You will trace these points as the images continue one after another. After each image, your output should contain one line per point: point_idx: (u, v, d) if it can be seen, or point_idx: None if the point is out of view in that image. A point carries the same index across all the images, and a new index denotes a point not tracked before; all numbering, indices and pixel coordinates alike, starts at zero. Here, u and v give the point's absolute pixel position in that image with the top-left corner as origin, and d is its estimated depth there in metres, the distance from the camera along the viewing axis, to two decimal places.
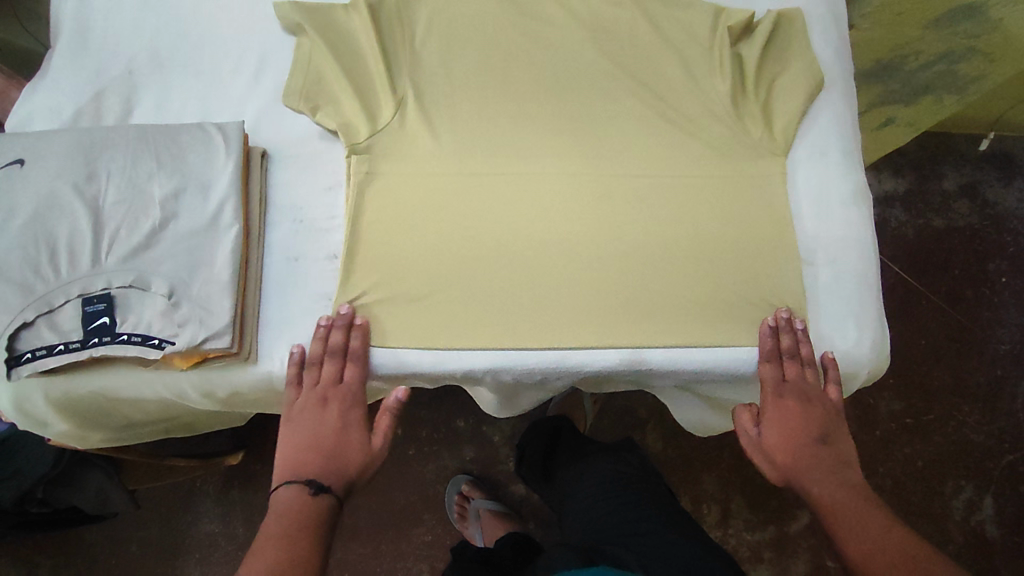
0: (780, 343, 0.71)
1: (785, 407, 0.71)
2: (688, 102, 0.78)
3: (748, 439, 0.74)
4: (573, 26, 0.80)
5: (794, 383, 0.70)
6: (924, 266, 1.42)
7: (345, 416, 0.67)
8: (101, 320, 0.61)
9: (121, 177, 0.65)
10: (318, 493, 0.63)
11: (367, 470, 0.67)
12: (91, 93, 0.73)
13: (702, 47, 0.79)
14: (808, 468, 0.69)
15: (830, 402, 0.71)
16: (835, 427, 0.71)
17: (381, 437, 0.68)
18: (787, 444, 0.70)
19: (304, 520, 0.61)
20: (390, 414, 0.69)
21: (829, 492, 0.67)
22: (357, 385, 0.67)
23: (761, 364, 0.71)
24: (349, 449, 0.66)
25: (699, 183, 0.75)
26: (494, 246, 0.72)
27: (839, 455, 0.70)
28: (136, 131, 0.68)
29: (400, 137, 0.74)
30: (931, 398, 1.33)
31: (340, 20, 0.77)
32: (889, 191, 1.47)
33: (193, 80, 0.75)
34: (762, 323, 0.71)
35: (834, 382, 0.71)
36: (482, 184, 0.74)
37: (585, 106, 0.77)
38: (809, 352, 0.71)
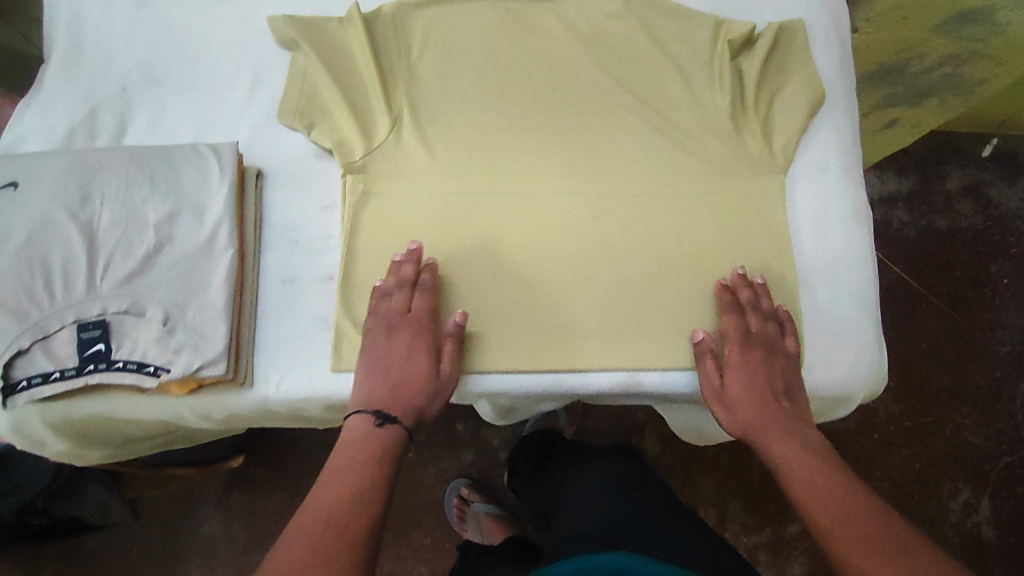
0: (739, 297, 0.71)
1: (749, 359, 0.68)
2: (687, 119, 0.77)
3: (709, 388, 0.69)
4: (572, 38, 0.78)
5: (758, 334, 0.69)
6: (926, 268, 1.41)
7: (412, 343, 0.66)
8: (96, 347, 0.62)
9: (116, 201, 0.65)
10: (385, 422, 0.62)
11: (435, 399, 0.65)
12: (85, 110, 0.71)
13: (703, 61, 0.78)
14: (769, 424, 0.66)
15: (790, 356, 0.70)
16: (796, 382, 0.69)
17: (449, 363, 0.66)
18: (749, 396, 0.67)
19: (372, 450, 0.60)
20: (453, 339, 0.67)
21: (790, 451, 0.64)
22: (425, 315, 0.67)
23: (724, 314, 0.70)
24: (415, 375, 0.65)
25: (698, 200, 0.75)
26: (491, 265, 0.71)
27: (798, 411, 0.68)
28: (129, 152, 0.67)
29: (396, 154, 0.73)
30: (930, 401, 1.33)
31: (333, 34, 0.75)
32: (891, 193, 1.46)
33: (187, 96, 0.73)
34: (716, 284, 0.72)
35: (792, 334, 0.71)
36: (480, 201, 0.73)
37: (584, 122, 0.76)
38: (768, 304, 0.71)
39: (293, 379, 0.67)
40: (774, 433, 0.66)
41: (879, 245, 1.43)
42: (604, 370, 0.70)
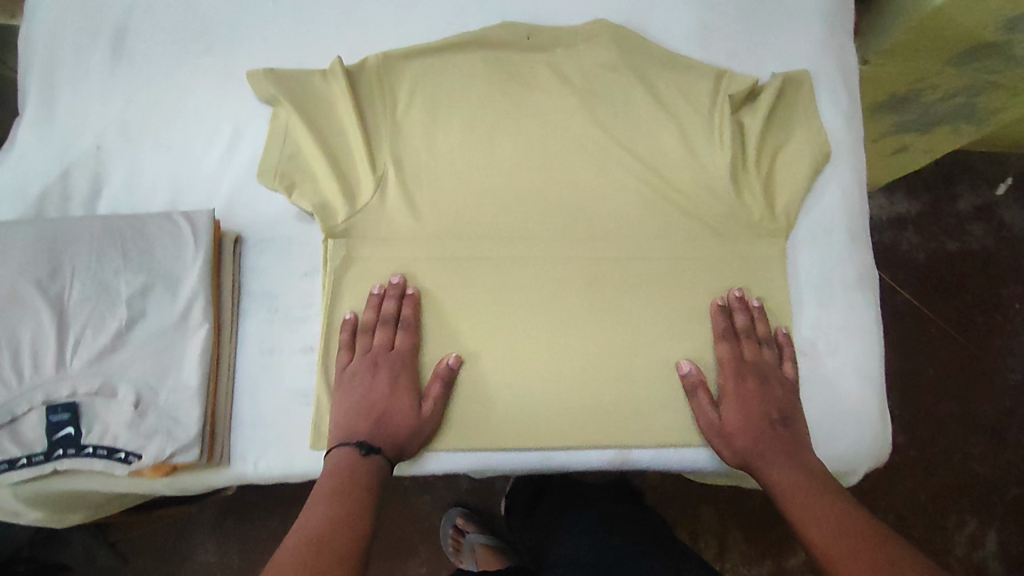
0: (734, 323, 0.71)
1: (744, 387, 0.68)
2: (685, 177, 0.73)
3: (706, 422, 0.67)
4: (565, 91, 0.74)
5: (752, 362, 0.69)
6: (935, 293, 1.37)
7: (394, 380, 0.66)
8: (65, 431, 0.60)
9: (87, 274, 0.62)
10: (367, 455, 0.62)
11: (414, 439, 0.65)
12: (57, 171, 0.68)
13: (702, 116, 0.74)
14: (768, 452, 0.65)
15: (788, 381, 0.69)
16: (795, 408, 0.68)
17: (431, 404, 0.66)
18: (746, 426, 0.66)
19: (359, 478, 0.60)
20: (441, 381, 0.66)
21: (790, 476, 0.63)
22: (407, 354, 0.67)
23: (718, 341, 0.70)
24: (396, 413, 0.65)
25: (694, 265, 0.72)
26: (480, 332, 0.69)
27: (798, 437, 0.66)
28: (100, 222, 0.64)
29: (381, 216, 0.70)
30: (937, 431, 1.29)
31: (314, 88, 0.72)
32: (901, 214, 1.41)
33: (164, 155, 0.70)
34: (712, 305, 0.71)
35: (790, 359, 0.70)
36: (468, 266, 0.70)
37: (577, 181, 0.73)
38: (764, 329, 0.70)
39: (272, 457, 0.66)
40: (772, 460, 0.64)
41: (888, 269, 1.38)
42: (595, 445, 0.69)
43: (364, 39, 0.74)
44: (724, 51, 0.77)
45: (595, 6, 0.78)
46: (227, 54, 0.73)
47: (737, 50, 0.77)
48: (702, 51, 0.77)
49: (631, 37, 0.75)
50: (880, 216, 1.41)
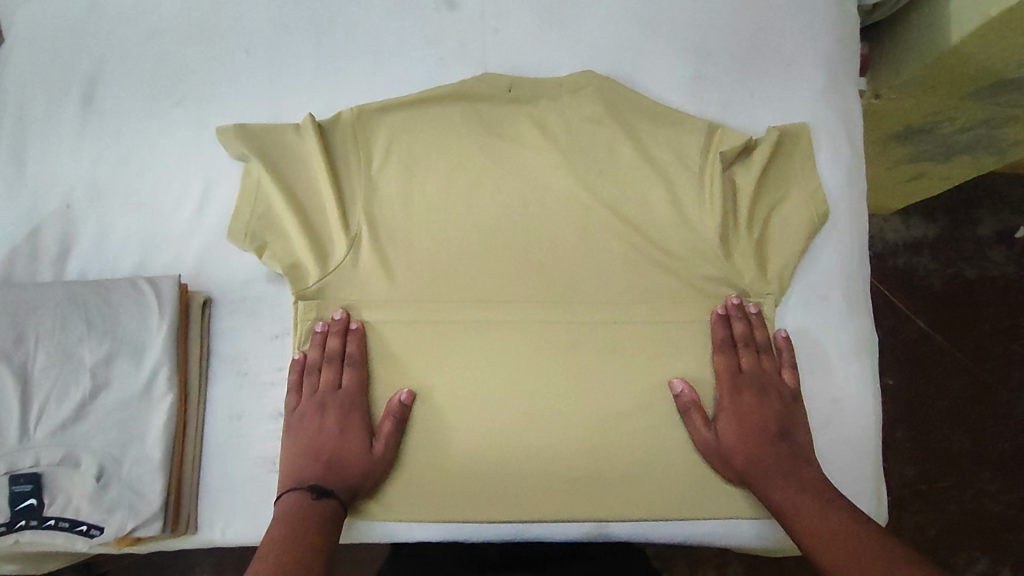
0: (731, 332, 0.68)
1: (741, 402, 0.66)
2: (671, 237, 0.70)
3: (703, 443, 0.65)
4: (547, 146, 0.72)
5: (750, 374, 0.67)
6: (949, 321, 1.22)
7: (345, 421, 0.65)
8: (27, 502, 0.59)
9: (51, 342, 0.62)
10: (320, 498, 0.61)
11: (368, 479, 0.64)
12: (27, 230, 0.69)
13: (689, 173, 0.71)
14: (769, 470, 0.63)
15: (787, 392, 0.66)
16: (794, 420, 0.65)
17: (383, 444, 0.64)
18: (746, 444, 0.64)
19: (308, 523, 0.59)
20: (393, 418, 0.65)
21: (790, 497, 0.61)
22: (355, 391, 0.66)
23: (715, 353, 0.67)
24: (348, 453, 0.64)
25: (679, 329, 0.69)
26: (450, 401, 0.67)
27: (798, 450, 0.64)
28: (64, 288, 0.63)
29: (353, 278, 0.69)
30: (948, 465, 1.16)
31: (291, 142, 0.71)
32: (916, 238, 1.26)
33: (135, 213, 0.70)
34: (711, 314, 0.68)
35: (790, 367, 0.67)
36: (440, 327, 0.68)
37: (557, 240, 0.71)
38: (763, 336, 0.68)
39: (237, 527, 0.63)
40: (773, 477, 0.62)
41: (897, 296, 1.24)
42: (571, 519, 0.66)
43: (341, 91, 0.74)
44: (716, 103, 0.74)
45: (581, 54, 0.75)
46: (196, 105, 0.72)
47: (730, 102, 0.74)
48: (693, 103, 0.74)
49: (616, 88, 0.73)
50: (893, 238, 1.27)
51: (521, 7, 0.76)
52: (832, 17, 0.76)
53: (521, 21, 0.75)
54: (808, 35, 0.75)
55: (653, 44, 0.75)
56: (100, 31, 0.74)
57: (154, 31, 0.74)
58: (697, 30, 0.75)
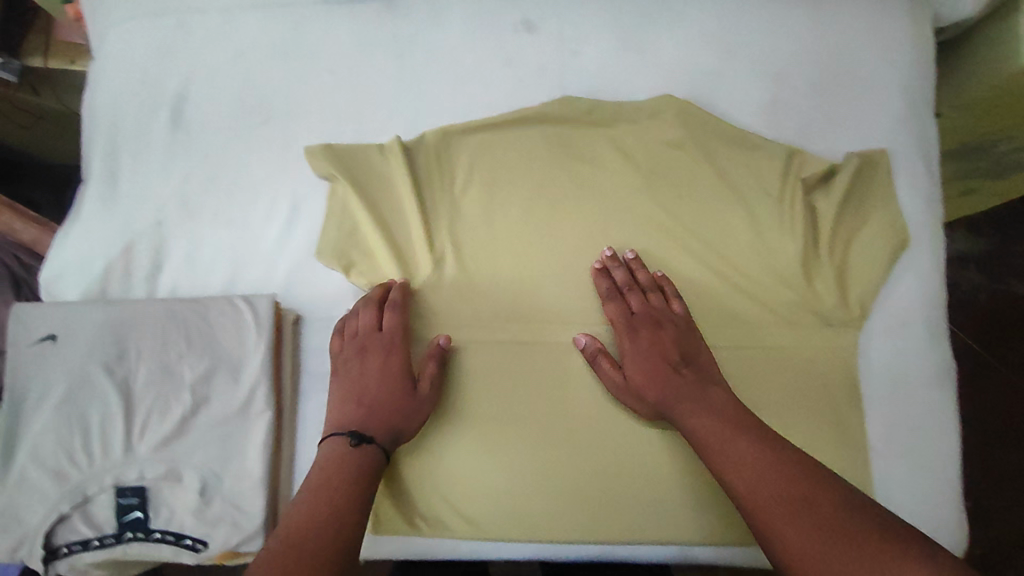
0: (615, 280, 0.69)
1: (638, 340, 0.66)
2: (749, 261, 0.72)
3: (614, 386, 0.66)
4: (628, 169, 0.73)
5: (641, 312, 0.67)
6: (1004, 337, 1.20)
7: (384, 362, 0.65)
8: (133, 515, 0.61)
9: (152, 359, 0.64)
10: (361, 445, 0.61)
11: (412, 419, 0.64)
12: (121, 246, 0.70)
13: (769, 199, 0.72)
14: (677, 399, 0.61)
15: (678, 319, 0.67)
16: (690, 346, 0.65)
17: (427, 384, 0.65)
18: (652, 380, 0.63)
19: (352, 474, 0.59)
20: (435, 358, 0.66)
21: (702, 422, 0.59)
22: (395, 333, 0.66)
23: (606, 304, 0.68)
24: (390, 393, 0.64)
25: (758, 353, 0.70)
26: (538, 425, 0.68)
27: (701, 375, 0.63)
28: (163, 306, 0.65)
29: (439, 298, 0.70)
30: (1005, 482, 1.13)
31: (377, 164, 0.72)
32: (963, 253, 1.26)
33: (224, 230, 0.71)
34: (591, 271, 0.70)
35: (676, 296, 0.68)
36: (522, 347, 0.70)
37: (616, 250, 0.71)
38: (645, 277, 0.69)
39: None
40: (683, 408, 0.61)
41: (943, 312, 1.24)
42: (657, 542, 0.66)
43: (424, 112, 0.74)
44: (795, 127, 0.74)
45: (660, 76, 0.75)
46: (284, 124, 0.73)
47: (809, 126, 0.74)
48: (772, 127, 0.74)
49: (698, 112, 0.73)
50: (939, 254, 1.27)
51: (600, 30, 0.76)
52: (914, 41, 0.75)
53: (600, 41, 0.75)
54: (886, 59, 0.75)
55: (731, 68, 0.75)
56: (188, 52, 0.75)
57: (240, 51, 0.75)
58: (777, 53, 0.75)
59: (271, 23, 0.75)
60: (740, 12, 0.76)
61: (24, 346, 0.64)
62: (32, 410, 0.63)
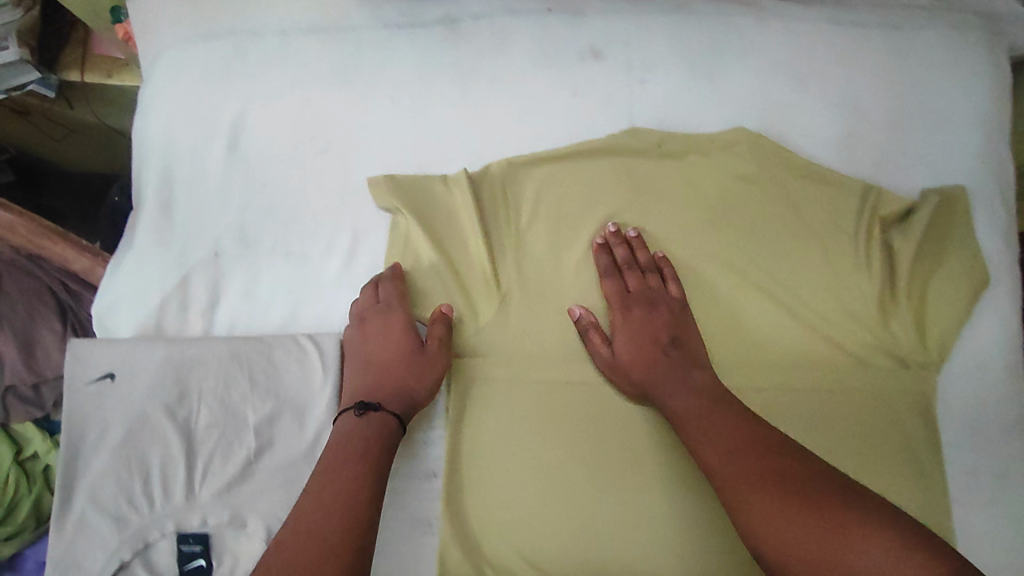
0: (615, 258, 0.69)
1: (631, 319, 0.66)
2: (822, 301, 0.70)
3: (602, 361, 0.66)
4: (698, 204, 0.71)
5: (636, 292, 0.67)
6: None
7: (385, 327, 0.64)
8: (196, 563, 0.59)
9: (214, 400, 0.62)
10: (368, 414, 0.59)
11: (425, 379, 0.62)
12: (178, 278, 0.68)
13: (845, 236, 0.70)
14: (661, 378, 0.62)
15: (673, 302, 0.67)
16: (681, 330, 0.66)
17: (434, 343, 0.63)
18: (639, 359, 0.64)
19: (366, 445, 0.56)
20: (440, 322, 0.65)
21: (681, 402, 0.60)
22: (393, 301, 0.65)
23: (602, 280, 0.68)
24: (396, 359, 0.62)
25: (833, 396, 0.68)
26: (615, 468, 0.65)
27: (689, 358, 0.64)
28: (226, 345, 0.63)
29: (505, 336, 0.68)
30: None
31: (440, 197, 0.70)
32: None
33: (283, 263, 0.69)
34: (591, 246, 0.70)
35: (674, 279, 0.69)
36: (592, 388, 0.67)
37: (620, 225, 0.71)
38: (645, 257, 0.69)
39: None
40: (666, 386, 0.62)
41: None
42: None
43: (488, 143, 0.72)
44: (869, 163, 0.72)
45: (731, 108, 0.73)
46: (344, 153, 0.71)
47: (884, 161, 0.72)
48: (847, 162, 0.72)
49: (771, 146, 0.71)
50: None
51: (669, 59, 0.74)
52: (992, 74, 0.73)
53: (669, 72, 0.73)
54: (963, 94, 0.73)
55: (804, 100, 0.73)
56: (243, 75, 0.72)
57: (297, 76, 0.72)
58: (851, 86, 0.73)
59: (330, 47, 0.73)
60: (814, 42, 0.74)
61: (82, 386, 0.62)
62: (89, 452, 0.61)
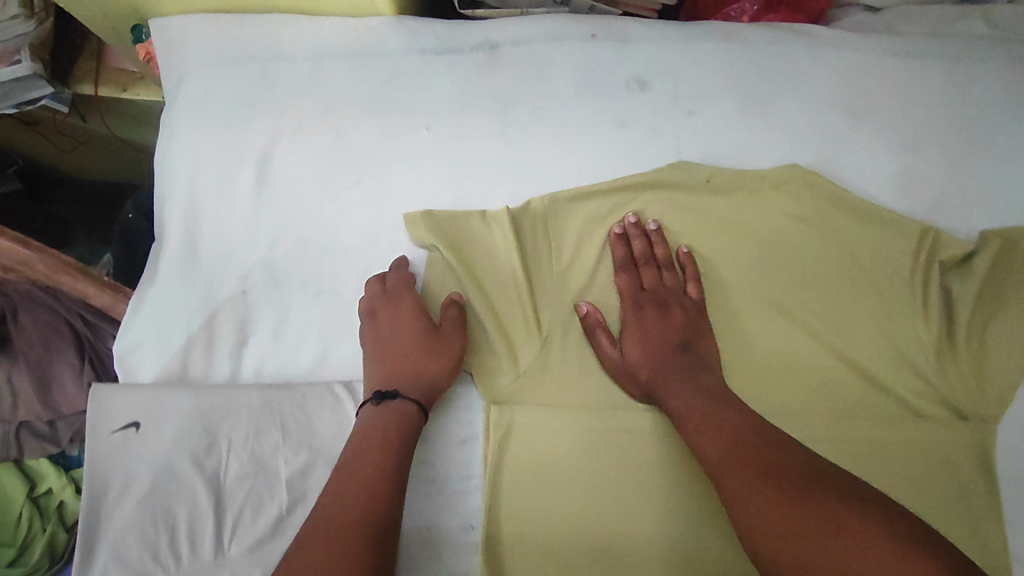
0: (633, 250, 0.68)
1: (644, 318, 0.65)
2: (872, 349, 0.67)
3: (610, 363, 0.64)
4: (745, 243, 0.68)
5: (651, 291, 0.66)
6: None
7: (396, 313, 0.63)
8: None
9: (243, 451, 0.59)
10: (387, 402, 0.58)
11: (440, 361, 0.61)
12: (204, 317, 0.65)
13: (899, 279, 0.67)
14: (669, 378, 0.60)
15: (689, 305, 0.66)
16: (695, 333, 0.64)
17: (449, 327, 0.62)
18: (648, 360, 0.63)
19: (386, 434, 0.56)
20: (453, 306, 0.64)
21: (686, 398, 0.58)
22: (402, 289, 0.64)
23: (619, 273, 0.67)
24: (409, 344, 0.61)
25: (888, 450, 0.64)
26: (666, 529, 0.61)
27: (700, 362, 0.62)
28: (258, 394, 0.61)
29: (545, 382, 0.65)
30: None
31: (477, 234, 0.67)
32: None
33: (313, 302, 0.66)
34: (609, 233, 0.68)
35: (693, 279, 0.67)
36: (637, 437, 0.64)
37: (641, 216, 0.68)
38: (664, 253, 0.67)
39: None
40: (672, 384, 0.60)
41: None
42: None
43: (527, 176, 0.69)
44: (927, 201, 0.68)
45: (784, 141, 0.69)
46: (377, 186, 0.68)
47: (942, 200, 0.68)
48: (904, 200, 0.68)
49: (825, 183, 0.67)
50: None
51: (719, 90, 0.70)
52: None
53: (717, 103, 0.70)
54: None
55: (860, 133, 0.69)
56: (273, 103, 0.69)
57: (328, 104, 0.69)
58: (908, 120, 0.69)
59: (363, 74, 0.70)
60: (871, 73, 0.70)
61: (105, 434, 0.59)
62: (111, 505, 0.57)
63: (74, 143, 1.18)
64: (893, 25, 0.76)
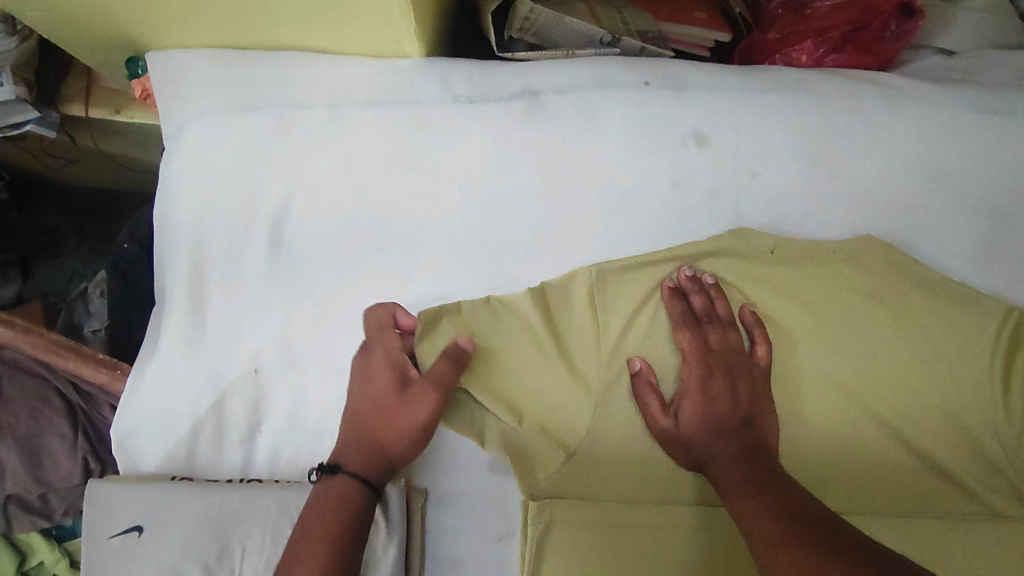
0: (692, 306, 0.59)
1: (709, 386, 0.56)
2: (955, 442, 0.58)
3: (662, 431, 0.56)
4: (815, 318, 0.60)
5: (718, 352, 0.57)
6: None
7: (369, 368, 0.56)
8: None
9: (259, 559, 0.53)
10: (330, 476, 0.53)
11: (408, 434, 0.54)
12: (213, 399, 0.59)
13: (982, 364, 0.59)
14: (733, 457, 0.52)
15: (759, 374, 0.58)
16: (762, 407, 0.56)
17: (430, 390, 0.54)
18: (708, 431, 0.54)
19: (326, 524, 0.50)
20: (444, 363, 0.54)
21: (740, 466, 0.51)
22: (392, 347, 0.56)
23: (678, 331, 0.58)
24: (379, 411, 0.54)
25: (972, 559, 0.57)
26: None
27: (764, 441, 0.54)
28: (276, 497, 0.54)
29: (588, 469, 0.58)
30: None
31: (512, 310, 0.59)
32: None
33: (334, 383, 0.59)
34: (665, 288, 0.59)
35: (762, 344, 0.59)
36: (688, 538, 0.58)
37: (697, 269, 0.61)
38: (727, 311, 0.60)
39: None
40: (727, 454, 0.52)
41: None
42: None
43: (570, 242, 0.62)
44: (1010, 276, 0.62)
45: (856, 208, 0.62)
46: (404, 252, 0.61)
47: None
48: (984, 276, 0.62)
49: (901, 255, 0.61)
50: None
51: (786, 148, 0.63)
52: None
53: (783, 162, 0.63)
54: None
55: (938, 200, 0.63)
56: (287, 158, 0.62)
57: (351, 158, 0.62)
58: (990, 187, 0.63)
59: (390, 123, 0.62)
60: (953, 130, 0.64)
61: (105, 538, 0.54)
62: None
63: (57, 159, 1.08)
64: (972, 71, 0.69)
